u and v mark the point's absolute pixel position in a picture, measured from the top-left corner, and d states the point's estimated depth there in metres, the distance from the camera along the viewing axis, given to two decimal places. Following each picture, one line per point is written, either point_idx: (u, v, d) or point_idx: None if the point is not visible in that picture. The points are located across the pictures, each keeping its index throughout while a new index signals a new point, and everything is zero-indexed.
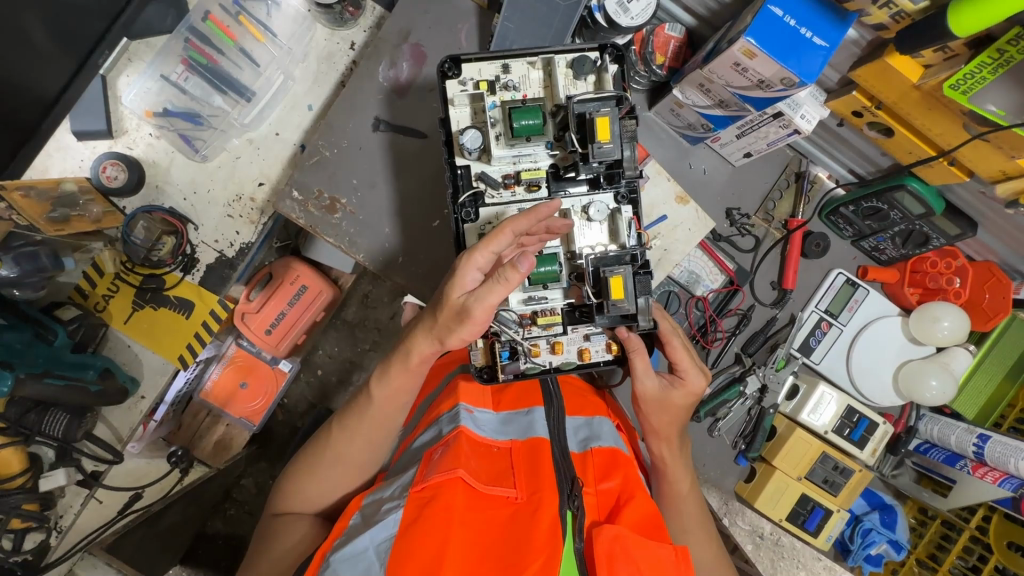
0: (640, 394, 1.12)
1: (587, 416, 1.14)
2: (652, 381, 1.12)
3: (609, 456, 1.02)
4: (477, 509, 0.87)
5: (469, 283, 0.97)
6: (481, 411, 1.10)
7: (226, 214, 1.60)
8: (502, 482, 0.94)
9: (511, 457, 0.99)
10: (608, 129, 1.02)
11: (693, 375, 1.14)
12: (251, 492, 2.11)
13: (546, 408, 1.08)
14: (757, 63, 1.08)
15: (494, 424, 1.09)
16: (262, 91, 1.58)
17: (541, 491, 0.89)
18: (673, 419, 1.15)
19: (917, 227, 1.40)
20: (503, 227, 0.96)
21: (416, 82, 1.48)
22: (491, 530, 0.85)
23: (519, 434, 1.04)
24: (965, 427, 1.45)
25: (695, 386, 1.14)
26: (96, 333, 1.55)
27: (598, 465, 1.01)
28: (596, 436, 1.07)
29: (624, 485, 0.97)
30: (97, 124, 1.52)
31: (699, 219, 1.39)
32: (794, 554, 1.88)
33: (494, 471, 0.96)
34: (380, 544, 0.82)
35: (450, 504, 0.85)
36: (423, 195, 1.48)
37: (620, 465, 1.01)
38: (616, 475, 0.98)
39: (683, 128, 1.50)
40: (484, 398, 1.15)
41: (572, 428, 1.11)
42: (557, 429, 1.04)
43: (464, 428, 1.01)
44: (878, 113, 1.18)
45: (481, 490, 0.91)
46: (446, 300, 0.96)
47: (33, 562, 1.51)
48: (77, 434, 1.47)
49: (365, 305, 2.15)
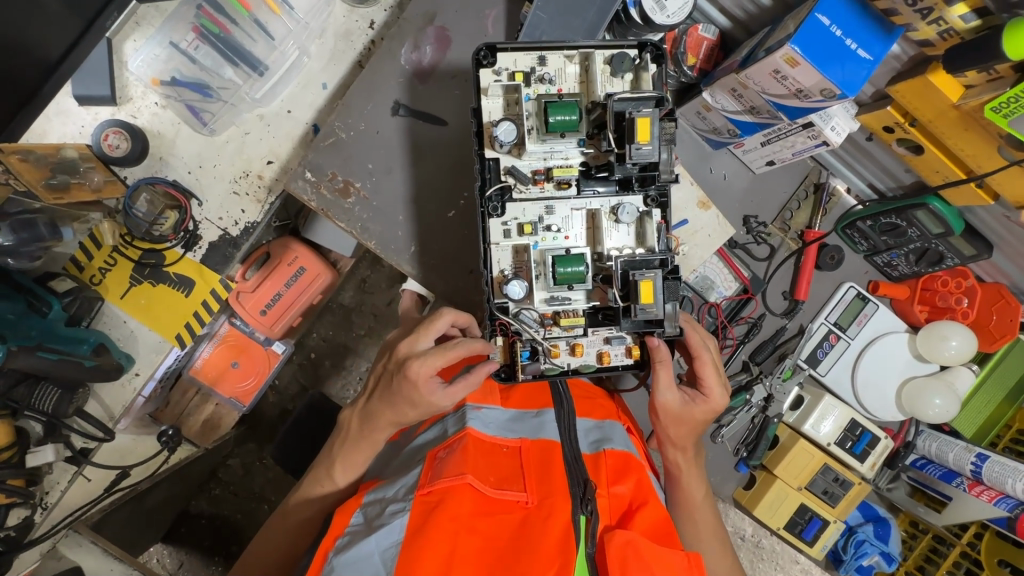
0: (659, 405, 1.12)
1: (597, 420, 1.12)
2: (673, 396, 1.11)
3: (621, 459, 1.00)
4: (487, 514, 0.85)
5: (431, 389, 1.03)
6: (490, 408, 1.09)
7: (232, 191, 1.54)
8: (513, 485, 0.91)
9: (522, 457, 0.96)
10: (648, 130, 1.00)
11: (715, 391, 1.13)
12: (238, 473, 2.07)
13: (557, 410, 1.06)
14: (799, 72, 1.06)
15: (501, 420, 1.07)
16: (275, 65, 1.51)
17: (553, 497, 0.87)
18: (692, 430, 1.14)
19: (933, 246, 1.41)
20: (458, 343, 1.04)
21: (438, 67, 1.44)
22: (501, 535, 0.83)
23: (529, 433, 1.02)
24: (964, 445, 1.47)
25: (716, 403, 1.14)
26: (92, 306, 1.49)
27: (611, 467, 0.98)
28: (608, 438, 1.05)
29: (637, 490, 0.95)
30: (100, 89, 1.44)
31: (719, 226, 1.39)
32: (772, 556, 1.93)
33: (503, 473, 0.93)
34: (386, 552, 0.79)
35: (459, 507, 0.83)
36: (438, 182, 1.44)
37: (632, 469, 0.98)
38: (630, 479, 0.96)
39: (707, 132, 1.48)
40: (493, 395, 1.14)
41: (583, 429, 1.08)
42: (568, 432, 1.02)
43: (472, 429, 0.99)
44: (910, 130, 1.17)
45: (491, 494, 0.88)
46: (431, 406, 1.03)
47: (16, 538, 1.44)
48: (66, 410, 1.43)
49: (363, 290, 2.11)
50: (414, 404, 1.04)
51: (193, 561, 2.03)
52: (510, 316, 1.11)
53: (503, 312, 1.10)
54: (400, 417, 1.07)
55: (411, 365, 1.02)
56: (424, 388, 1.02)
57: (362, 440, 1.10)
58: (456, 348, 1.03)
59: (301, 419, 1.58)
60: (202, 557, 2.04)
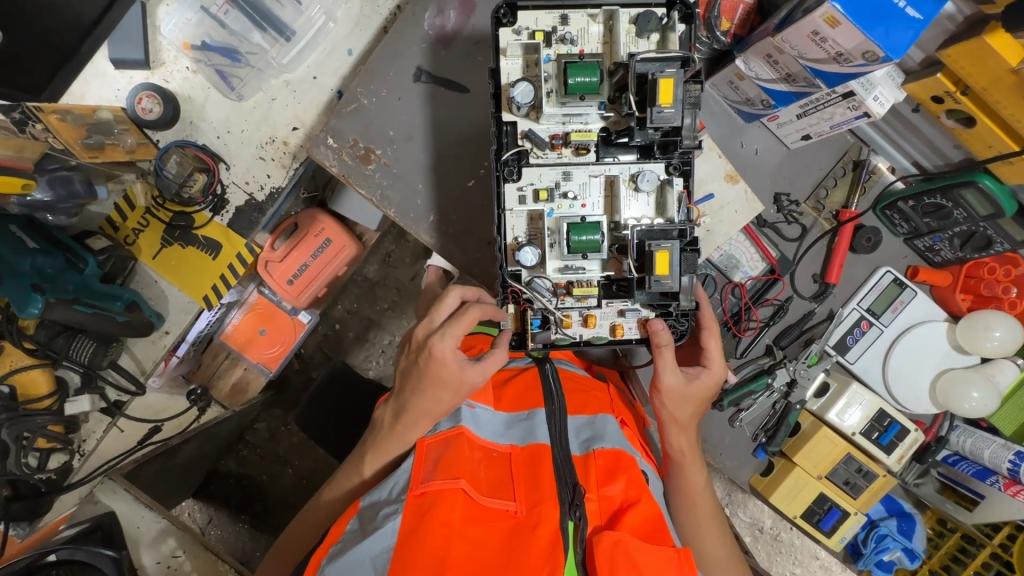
0: (663, 387, 1.11)
1: (589, 415, 1.08)
2: (675, 377, 1.10)
3: (612, 458, 0.97)
4: (477, 521, 0.87)
5: (459, 360, 1.03)
6: (479, 407, 1.08)
7: (259, 156, 1.57)
8: (502, 494, 0.92)
9: (512, 464, 0.97)
10: (671, 92, 0.96)
11: (716, 362, 1.16)
12: (264, 436, 2.15)
13: (548, 410, 1.03)
14: (839, 32, 0.99)
15: (495, 425, 1.06)
16: (302, 30, 1.51)
17: (541, 504, 0.88)
18: (694, 410, 1.15)
19: (980, 229, 1.32)
20: (469, 310, 1.05)
21: (462, 33, 1.41)
22: (492, 543, 0.85)
23: (520, 439, 1.01)
24: (1002, 442, 1.38)
25: (718, 374, 1.16)
26: (125, 265, 1.56)
27: (601, 468, 0.96)
28: (599, 436, 1.02)
29: (628, 490, 0.94)
30: (135, 53, 1.48)
31: (747, 201, 1.34)
32: (791, 550, 1.89)
33: (493, 480, 0.95)
34: (377, 558, 0.82)
35: (447, 514, 0.85)
36: (460, 152, 1.42)
37: (623, 468, 0.96)
38: (621, 479, 0.94)
39: (740, 103, 1.41)
40: (484, 394, 1.12)
41: (573, 428, 1.06)
42: (558, 433, 1.00)
43: (465, 428, 1.00)
44: (961, 99, 1.09)
45: (480, 501, 0.90)
46: (469, 383, 1.03)
47: (56, 481, 1.55)
48: (102, 362, 1.49)
49: (387, 264, 2.13)
50: (447, 383, 1.03)
51: (221, 517, 2.12)
52: (522, 284, 1.09)
53: (515, 279, 1.09)
54: (439, 407, 1.05)
55: (436, 340, 1.03)
56: (454, 365, 1.03)
57: (397, 436, 1.07)
58: (471, 312, 1.04)
59: (323, 385, 1.61)
60: (230, 514, 2.12)
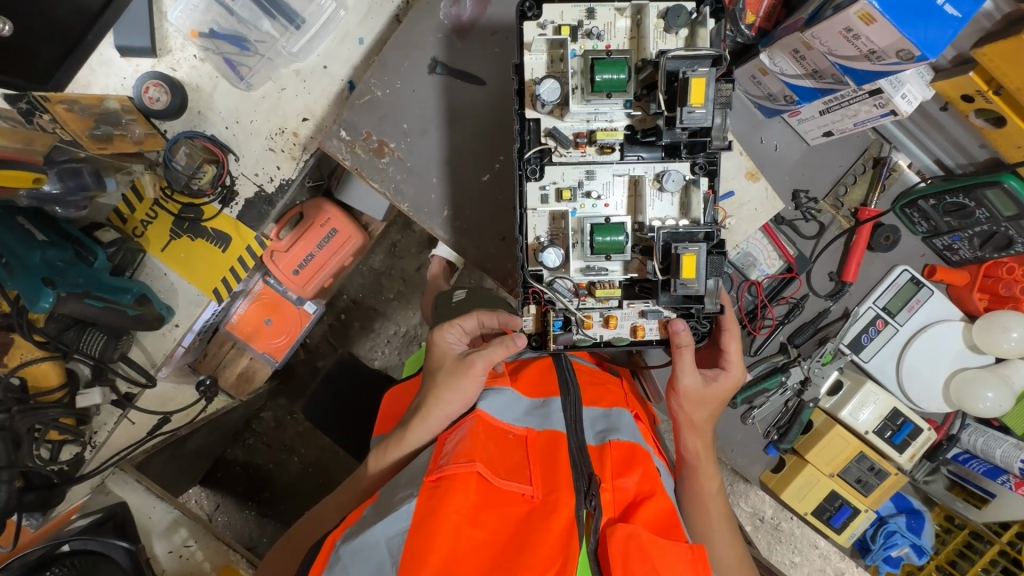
0: (680, 389, 1.11)
1: (604, 408, 1.06)
2: (693, 379, 1.10)
3: (627, 451, 0.96)
4: (493, 506, 0.85)
5: (454, 344, 1.12)
6: (499, 391, 1.05)
7: (268, 148, 1.53)
8: (518, 477, 0.90)
9: (528, 450, 0.94)
10: (703, 92, 0.96)
11: (734, 366, 1.16)
12: (270, 425, 2.15)
13: (564, 399, 1.02)
14: (874, 30, 0.97)
15: (516, 410, 1.03)
16: (313, 19, 1.45)
17: (558, 491, 0.86)
18: (710, 413, 1.15)
19: (1002, 230, 1.30)
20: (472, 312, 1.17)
21: (478, 22, 1.38)
22: (505, 529, 0.83)
23: (537, 424, 0.99)
24: (1014, 442, 1.39)
25: (735, 378, 1.16)
26: (135, 258, 1.53)
27: (616, 459, 0.95)
28: (614, 428, 1.00)
29: (642, 484, 0.92)
30: (141, 41, 1.44)
31: (767, 199, 1.33)
32: (791, 539, 1.91)
33: (509, 462, 0.92)
34: (392, 539, 0.79)
35: (462, 499, 0.82)
36: (474, 145, 1.39)
37: (638, 461, 0.94)
38: (636, 472, 0.92)
39: (762, 98, 1.38)
40: (500, 379, 1.11)
41: (589, 418, 1.04)
42: (574, 421, 0.98)
43: (481, 411, 0.97)
44: (993, 99, 1.08)
45: (496, 484, 0.87)
46: (463, 363, 1.06)
47: (69, 472, 1.52)
48: (112, 355, 1.49)
49: (393, 254, 2.11)
50: (442, 365, 1.08)
51: (228, 504, 2.12)
52: (543, 284, 1.09)
53: (537, 280, 1.08)
54: (435, 389, 1.05)
55: (437, 330, 1.14)
56: (450, 349, 1.11)
57: (402, 431, 1.06)
58: (473, 312, 1.15)
59: (331, 376, 1.60)
60: (237, 501, 2.13)
